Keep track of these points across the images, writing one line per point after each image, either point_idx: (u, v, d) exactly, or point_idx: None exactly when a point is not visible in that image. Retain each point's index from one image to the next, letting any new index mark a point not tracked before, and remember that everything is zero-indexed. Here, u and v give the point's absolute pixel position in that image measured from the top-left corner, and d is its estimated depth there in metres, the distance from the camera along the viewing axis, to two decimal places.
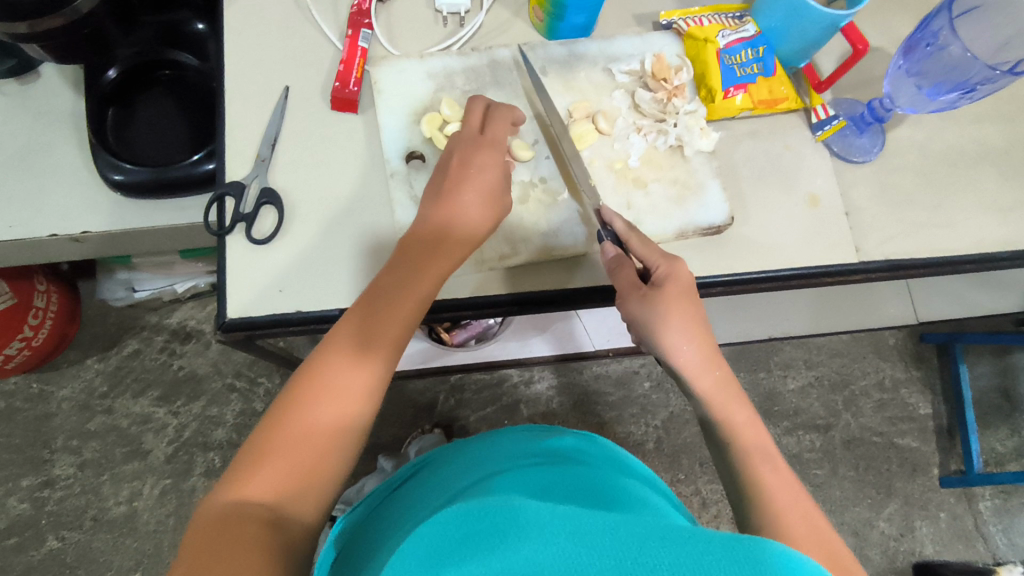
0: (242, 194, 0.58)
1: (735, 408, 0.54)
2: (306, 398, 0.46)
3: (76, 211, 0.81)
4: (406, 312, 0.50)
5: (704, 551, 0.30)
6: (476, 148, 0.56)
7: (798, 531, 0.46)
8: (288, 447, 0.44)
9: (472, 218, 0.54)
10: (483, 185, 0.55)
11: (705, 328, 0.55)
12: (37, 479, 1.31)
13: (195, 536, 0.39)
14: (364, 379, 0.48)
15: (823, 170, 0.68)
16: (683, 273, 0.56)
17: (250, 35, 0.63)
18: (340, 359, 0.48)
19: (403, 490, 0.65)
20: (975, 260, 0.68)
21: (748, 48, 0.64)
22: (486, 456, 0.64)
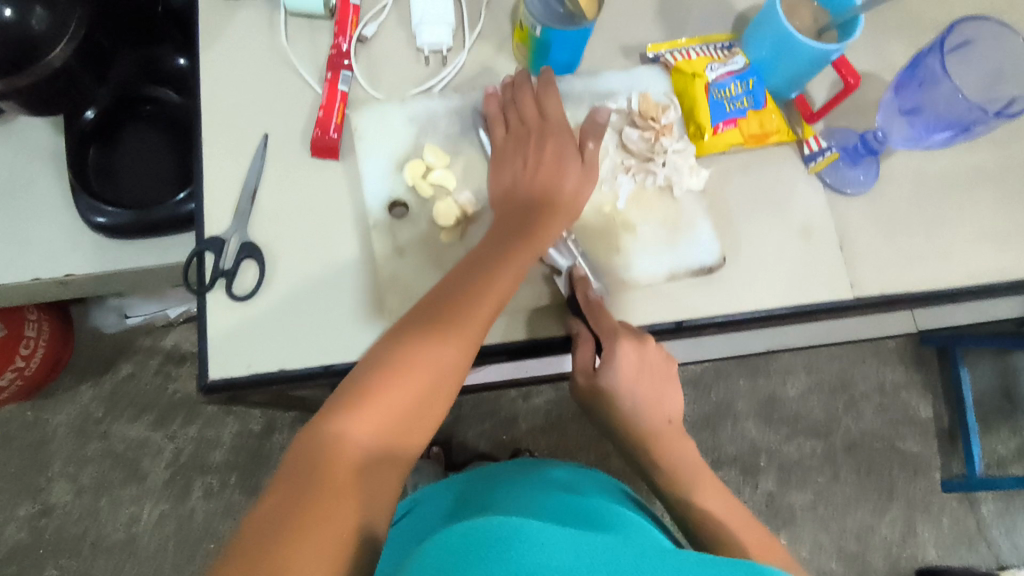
0: (222, 250, 0.57)
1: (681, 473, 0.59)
2: (384, 394, 0.46)
3: (60, 253, 0.80)
4: (475, 327, 0.51)
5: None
6: (547, 136, 0.59)
7: None
8: (384, 405, 0.46)
9: (558, 205, 0.57)
10: (556, 173, 0.58)
11: (658, 397, 0.59)
12: (34, 506, 1.30)
13: (295, 463, 0.42)
14: (433, 397, 0.48)
15: (816, 203, 0.66)
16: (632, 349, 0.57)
17: (228, 80, 0.62)
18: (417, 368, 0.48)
19: (394, 530, 0.64)
20: (971, 290, 0.67)
21: (736, 81, 0.64)
22: (476, 493, 0.63)
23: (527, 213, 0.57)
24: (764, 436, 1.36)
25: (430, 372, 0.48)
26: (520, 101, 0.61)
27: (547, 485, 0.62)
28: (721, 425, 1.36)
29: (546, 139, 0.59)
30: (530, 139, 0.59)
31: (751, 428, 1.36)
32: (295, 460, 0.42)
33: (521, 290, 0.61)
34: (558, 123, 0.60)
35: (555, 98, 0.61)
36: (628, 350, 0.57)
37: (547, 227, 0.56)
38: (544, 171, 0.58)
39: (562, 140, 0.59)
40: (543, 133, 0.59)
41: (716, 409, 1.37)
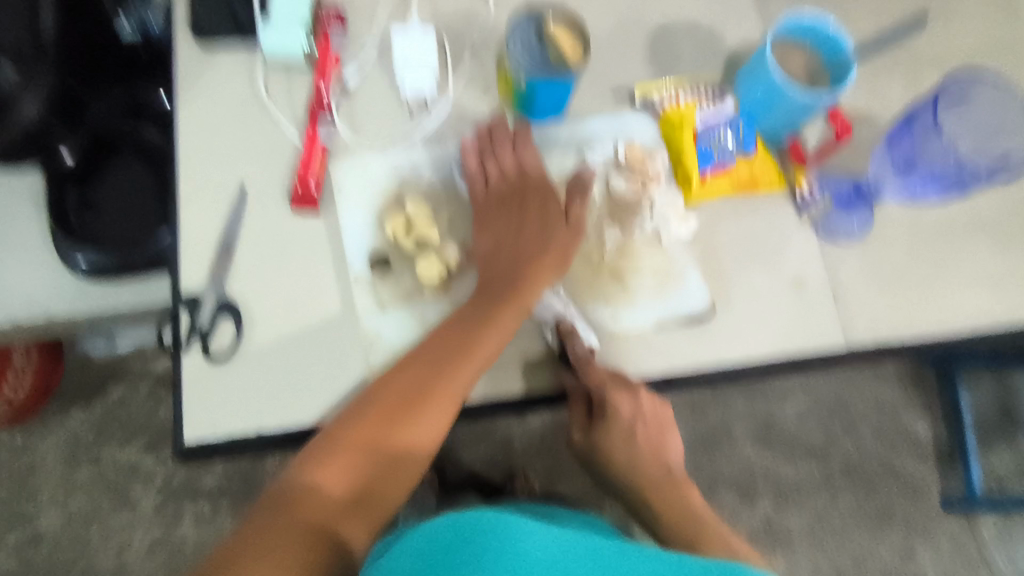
0: (198, 308, 0.56)
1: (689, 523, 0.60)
2: (354, 445, 0.48)
3: (40, 295, 0.78)
4: (467, 375, 0.52)
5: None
6: (540, 196, 0.59)
7: None
8: (356, 451, 0.48)
9: (548, 255, 0.57)
10: (542, 224, 0.58)
11: (656, 447, 0.62)
12: (23, 534, 1.29)
13: (269, 505, 0.46)
14: (406, 442, 0.50)
15: (809, 251, 0.65)
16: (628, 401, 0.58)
17: (204, 129, 0.61)
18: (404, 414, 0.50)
19: None
20: (967, 336, 0.65)
21: (725, 127, 0.63)
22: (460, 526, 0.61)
23: (525, 261, 0.57)
24: (761, 457, 1.35)
25: (411, 419, 0.50)
26: (498, 152, 0.60)
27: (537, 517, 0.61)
28: (718, 446, 1.34)
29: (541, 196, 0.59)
30: (513, 194, 0.59)
31: (748, 449, 1.35)
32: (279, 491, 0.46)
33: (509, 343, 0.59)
34: (538, 181, 0.59)
35: (534, 152, 0.60)
36: (625, 408, 0.58)
37: (543, 274, 0.56)
38: (532, 219, 0.58)
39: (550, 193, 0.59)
40: (530, 188, 0.59)
41: (713, 430, 1.35)
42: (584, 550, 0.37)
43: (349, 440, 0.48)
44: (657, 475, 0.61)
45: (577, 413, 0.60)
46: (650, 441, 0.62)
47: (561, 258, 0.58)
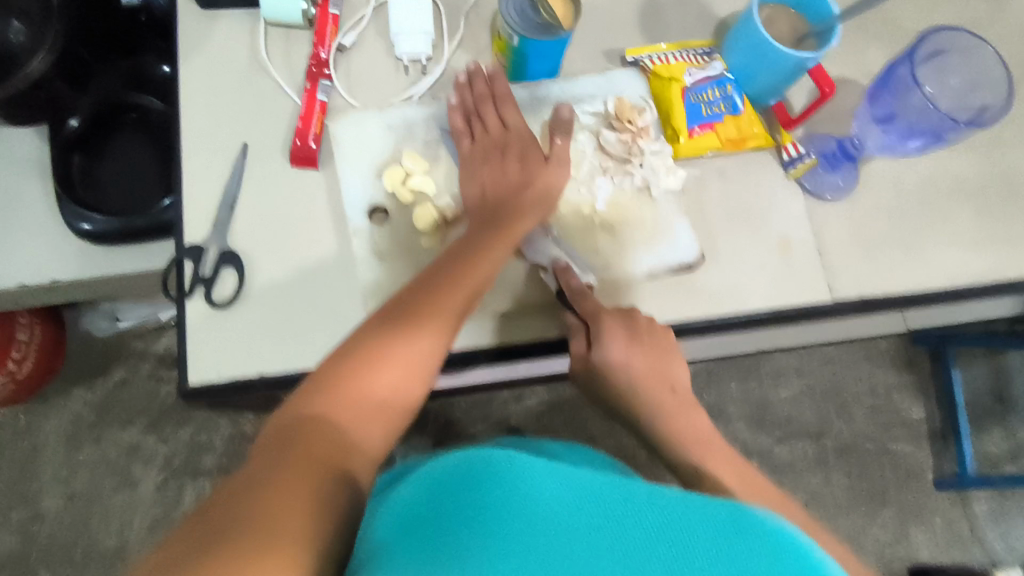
0: (201, 259, 0.57)
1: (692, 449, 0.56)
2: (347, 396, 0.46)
3: (44, 261, 0.80)
4: (458, 318, 0.52)
5: (727, 530, 0.28)
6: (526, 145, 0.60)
7: None
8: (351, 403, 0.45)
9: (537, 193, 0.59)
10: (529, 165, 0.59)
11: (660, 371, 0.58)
12: (27, 512, 1.30)
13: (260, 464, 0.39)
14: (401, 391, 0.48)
15: (796, 211, 0.67)
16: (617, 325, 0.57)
17: (206, 90, 0.62)
18: (401, 353, 0.48)
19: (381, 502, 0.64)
20: (950, 294, 0.67)
21: (715, 86, 0.64)
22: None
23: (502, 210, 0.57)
24: (754, 437, 1.37)
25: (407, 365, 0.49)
26: (484, 109, 0.61)
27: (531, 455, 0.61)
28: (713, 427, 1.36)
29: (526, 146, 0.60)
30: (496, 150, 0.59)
31: (742, 428, 1.37)
32: (275, 436, 0.42)
33: (503, 293, 0.61)
34: (520, 134, 0.60)
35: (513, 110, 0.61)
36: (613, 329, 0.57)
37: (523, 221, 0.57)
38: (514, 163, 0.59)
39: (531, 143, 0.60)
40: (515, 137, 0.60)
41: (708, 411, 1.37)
42: (614, 495, 0.30)
43: (344, 390, 0.46)
44: (663, 397, 0.58)
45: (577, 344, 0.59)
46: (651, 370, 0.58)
47: (540, 208, 0.59)
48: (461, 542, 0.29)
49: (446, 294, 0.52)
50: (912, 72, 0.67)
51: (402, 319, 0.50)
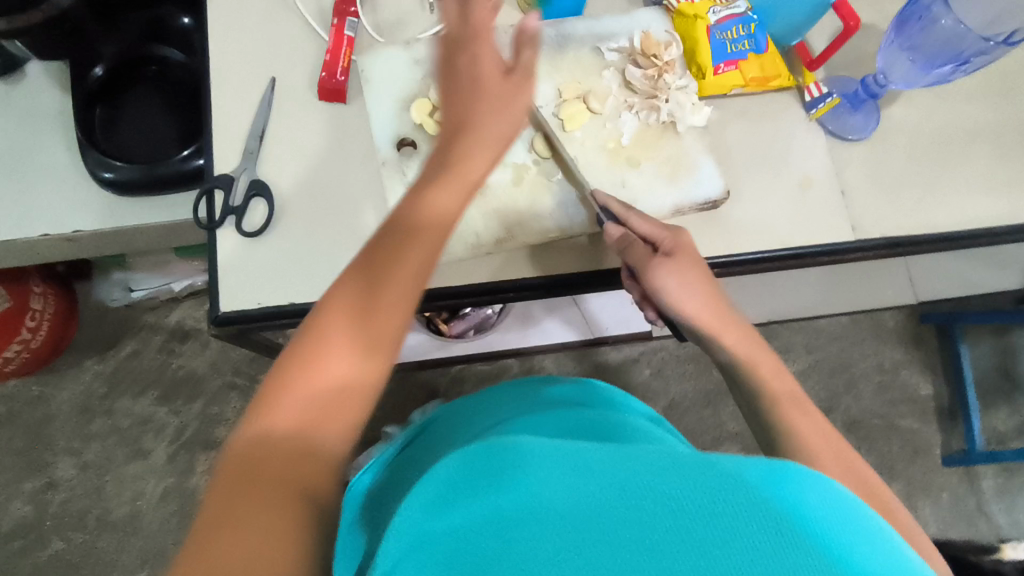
0: (231, 187, 0.58)
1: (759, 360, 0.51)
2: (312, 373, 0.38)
3: (66, 210, 0.79)
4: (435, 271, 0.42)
5: (729, 482, 0.28)
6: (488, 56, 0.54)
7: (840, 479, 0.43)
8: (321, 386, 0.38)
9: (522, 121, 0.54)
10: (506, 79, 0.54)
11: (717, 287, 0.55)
12: (40, 480, 1.21)
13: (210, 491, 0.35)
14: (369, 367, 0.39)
15: (816, 151, 0.67)
16: (688, 241, 0.56)
17: (234, 26, 0.63)
18: (371, 320, 0.39)
19: (398, 458, 0.63)
20: (973, 236, 0.65)
21: (740, 24, 0.64)
22: (473, 421, 0.60)
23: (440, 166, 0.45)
24: None
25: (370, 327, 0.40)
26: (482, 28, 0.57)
27: (552, 404, 0.59)
28: (721, 403, 1.27)
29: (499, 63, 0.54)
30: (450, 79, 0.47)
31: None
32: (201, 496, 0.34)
33: (530, 227, 0.61)
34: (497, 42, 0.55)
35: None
36: (687, 243, 0.56)
37: (462, 174, 0.45)
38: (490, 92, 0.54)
39: (494, 55, 0.46)
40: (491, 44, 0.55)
41: (716, 388, 1.28)
42: (643, 484, 0.29)
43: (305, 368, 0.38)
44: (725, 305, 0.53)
45: (637, 252, 0.56)
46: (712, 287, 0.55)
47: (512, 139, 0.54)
48: (479, 541, 0.28)
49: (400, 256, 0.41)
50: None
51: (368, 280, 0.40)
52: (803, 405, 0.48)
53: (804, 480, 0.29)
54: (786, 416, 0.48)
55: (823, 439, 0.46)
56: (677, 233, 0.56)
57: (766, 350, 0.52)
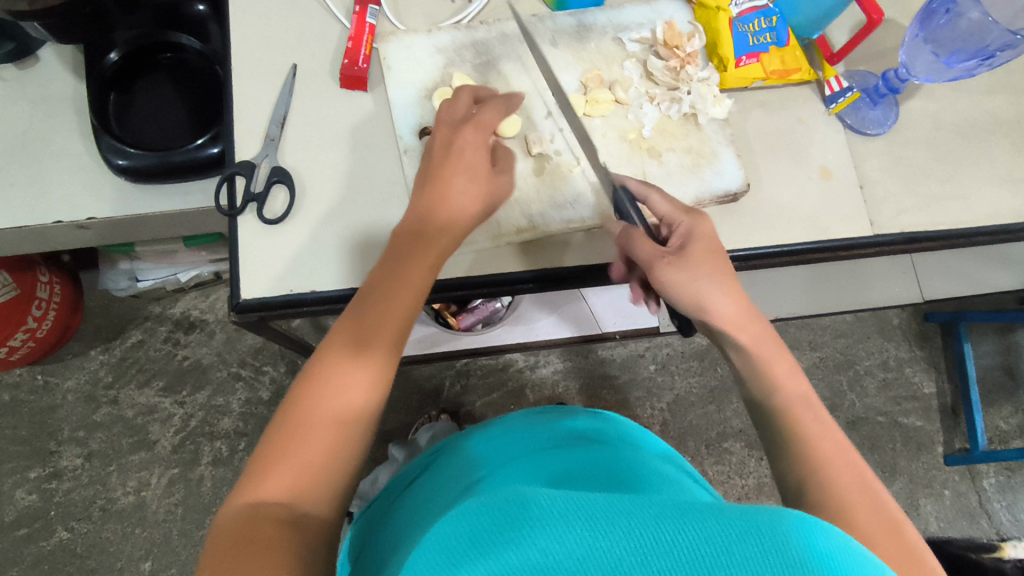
0: (253, 173, 0.59)
1: (776, 359, 0.51)
2: (313, 402, 0.45)
3: (80, 196, 0.78)
4: (416, 295, 0.50)
5: (734, 534, 0.30)
6: (458, 130, 0.54)
7: (861, 509, 0.43)
8: (320, 410, 0.45)
9: (466, 200, 0.53)
10: (470, 165, 0.54)
11: (733, 280, 0.53)
12: (45, 470, 1.21)
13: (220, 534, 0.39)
14: (368, 381, 0.47)
15: (835, 145, 0.67)
16: (707, 228, 0.54)
17: (258, 16, 0.64)
18: (358, 349, 0.47)
19: (408, 488, 0.64)
20: (989, 232, 0.65)
21: (761, 17, 0.63)
22: (478, 459, 0.59)
23: (409, 253, 0.51)
24: None
25: (356, 353, 0.47)
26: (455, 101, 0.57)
27: (569, 439, 0.58)
28: (725, 399, 1.27)
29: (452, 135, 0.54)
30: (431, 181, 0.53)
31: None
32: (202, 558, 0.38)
33: (550, 217, 0.61)
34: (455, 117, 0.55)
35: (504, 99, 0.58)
36: (705, 231, 0.54)
37: (427, 262, 0.51)
38: (462, 152, 0.53)
39: (477, 157, 0.54)
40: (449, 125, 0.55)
41: (720, 384, 1.28)
42: (646, 532, 0.30)
43: (310, 396, 0.45)
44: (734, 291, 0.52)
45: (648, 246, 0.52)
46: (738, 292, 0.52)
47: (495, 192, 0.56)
48: None
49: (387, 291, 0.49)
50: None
51: (354, 323, 0.48)
52: (812, 407, 0.49)
53: (814, 523, 0.31)
54: (795, 417, 0.49)
55: (829, 442, 0.47)
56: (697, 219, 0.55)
57: (782, 353, 0.52)
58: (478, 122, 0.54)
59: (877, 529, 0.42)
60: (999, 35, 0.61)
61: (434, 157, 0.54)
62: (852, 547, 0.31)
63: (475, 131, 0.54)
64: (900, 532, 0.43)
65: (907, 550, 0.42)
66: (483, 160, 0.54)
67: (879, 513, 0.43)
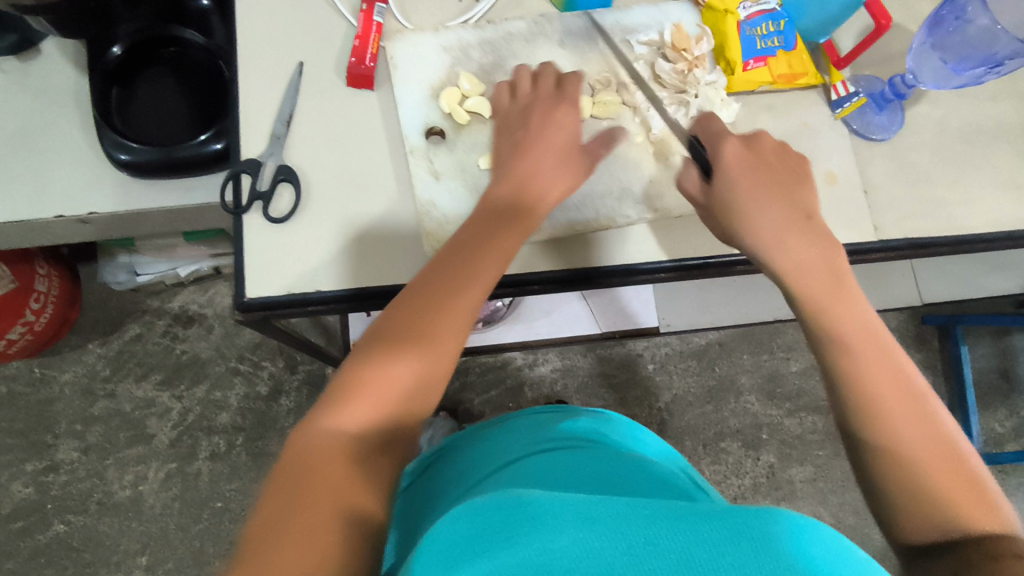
0: (258, 172, 0.59)
1: (815, 285, 0.52)
2: (388, 365, 0.45)
3: (80, 190, 0.78)
4: (491, 279, 0.51)
5: (728, 536, 0.29)
6: (554, 105, 0.58)
7: (921, 442, 0.45)
8: (390, 374, 0.45)
9: (549, 174, 0.56)
10: (560, 142, 0.57)
11: (784, 199, 0.54)
12: (42, 463, 1.21)
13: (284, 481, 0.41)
14: (442, 356, 0.47)
15: (840, 148, 0.67)
16: (733, 152, 0.55)
17: (265, 12, 0.64)
18: (436, 322, 0.47)
19: (410, 492, 0.64)
20: (990, 238, 0.66)
21: (769, 21, 0.63)
22: (488, 458, 0.59)
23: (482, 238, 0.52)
24: (766, 411, 1.27)
25: (432, 325, 0.47)
26: (543, 77, 0.61)
27: (569, 440, 0.58)
28: (723, 399, 1.28)
29: (547, 110, 0.58)
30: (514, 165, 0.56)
31: (753, 402, 1.28)
32: (241, 545, 0.38)
33: (557, 219, 0.61)
34: (547, 92, 0.60)
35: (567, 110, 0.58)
36: (733, 155, 0.55)
37: (500, 249, 0.52)
38: (551, 127, 0.57)
39: (568, 135, 0.57)
40: (542, 104, 0.59)
41: (719, 383, 1.28)
42: (639, 534, 0.30)
43: (383, 360, 0.45)
44: (775, 221, 0.53)
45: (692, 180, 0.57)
46: (781, 227, 0.53)
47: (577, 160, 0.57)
48: None
49: (463, 271, 0.50)
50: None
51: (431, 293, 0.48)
52: (866, 329, 0.50)
53: (809, 524, 0.31)
54: (850, 347, 0.49)
55: (885, 371, 0.47)
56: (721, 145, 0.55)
57: (827, 278, 0.52)
58: (570, 97, 0.59)
59: (933, 460, 0.44)
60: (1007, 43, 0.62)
61: (530, 127, 0.57)
62: (843, 549, 0.30)
63: (570, 110, 0.58)
64: (961, 458, 0.44)
65: (968, 478, 0.43)
66: (569, 137, 0.57)
67: (939, 445, 0.45)
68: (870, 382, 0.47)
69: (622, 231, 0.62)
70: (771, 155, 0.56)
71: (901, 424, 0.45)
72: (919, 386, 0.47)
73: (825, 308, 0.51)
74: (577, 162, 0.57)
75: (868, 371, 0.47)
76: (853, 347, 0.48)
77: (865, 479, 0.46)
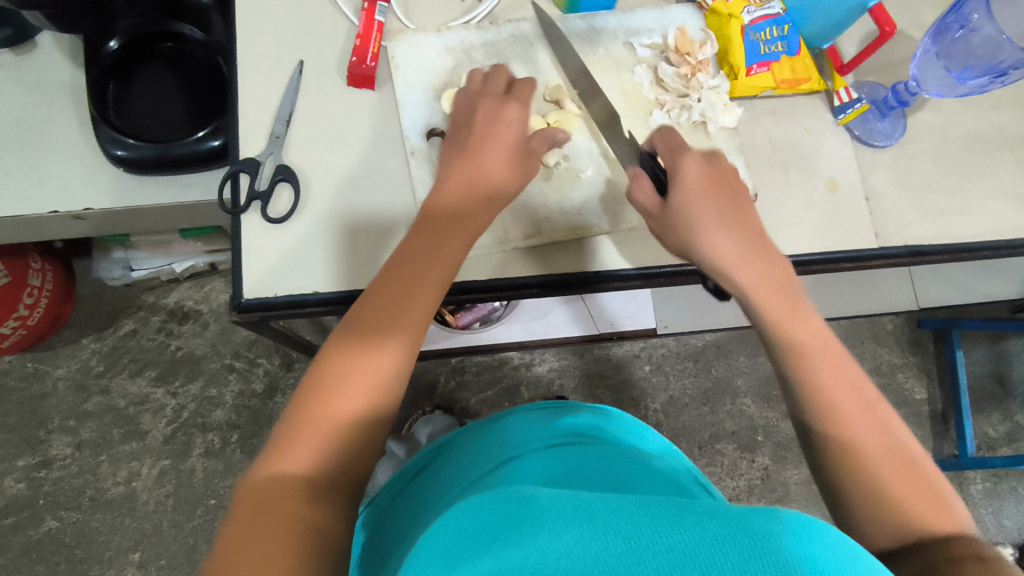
0: (257, 171, 0.59)
1: (770, 295, 0.51)
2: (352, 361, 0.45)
3: (74, 186, 0.77)
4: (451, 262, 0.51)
5: (726, 534, 0.29)
6: (500, 105, 0.57)
7: (877, 454, 0.45)
8: (356, 368, 0.45)
9: (496, 173, 0.54)
10: (506, 143, 0.55)
11: (737, 215, 0.54)
12: (34, 458, 1.20)
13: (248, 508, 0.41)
14: (404, 343, 0.47)
15: (842, 155, 0.66)
16: (689, 166, 0.54)
17: (265, 10, 0.63)
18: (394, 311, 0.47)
19: (410, 486, 0.64)
20: (991, 247, 0.65)
21: (773, 25, 0.63)
22: (488, 454, 0.58)
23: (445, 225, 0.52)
24: (762, 413, 1.27)
25: (393, 315, 0.47)
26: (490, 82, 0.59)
27: (571, 437, 0.57)
28: (719, 401, 1.28)
29: (493, 110, 0.57)
30: (469, 151, 0.55)
31: (749, 405, 1.28)
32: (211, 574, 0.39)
33: (558, 222, 0.61)
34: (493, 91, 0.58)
35: (515, 108, 0.57)
36: (691, 172, 0.54)
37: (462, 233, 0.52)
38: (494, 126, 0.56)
39: (514, 134, 0.56)
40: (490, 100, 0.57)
41: (715, 385, 1.28)
42: (642, 526, 0.30)
43: (347, 355, 0.45)
44: (734, 233, 0.53)
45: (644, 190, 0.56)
46: (738, 241, 0.53)
47: (515, 157, 0.56)
48: None
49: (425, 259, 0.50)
50: (982, 5, 0.62)
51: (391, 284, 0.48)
52: (823, 342, 0.50)
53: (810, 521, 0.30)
54: (807, 364, 0.49)
55: (842, 384, 0.48)
56: (679, 159, 0.54)
57: (783, 289, 0.52)
58: (520, 98, 0.58)
59: (890, 472, 0.44)
60: (1009, 54, 0.62)
61: (475, 130, 0.56)
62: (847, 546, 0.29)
63: (518, 108, 0.57)
64: (915, 465, 0.45)
65: (921, 483, 0.45)
66: (516, 137, 0.56)
67: (895, 452, 0.46)
68: (826, 389, 0.48)
69: (623, 234, 0.62)
70: (728, 173, 0.55)
71: (856, 434, 0.46)
72: (872, 396, 0.48)
73: (783, 326, 0.50)
74: (520, 162, 0.56)
75: (824, 380, 0.48)
76: (808, 353, 0.49)
77: (837, 507, 0.46)
